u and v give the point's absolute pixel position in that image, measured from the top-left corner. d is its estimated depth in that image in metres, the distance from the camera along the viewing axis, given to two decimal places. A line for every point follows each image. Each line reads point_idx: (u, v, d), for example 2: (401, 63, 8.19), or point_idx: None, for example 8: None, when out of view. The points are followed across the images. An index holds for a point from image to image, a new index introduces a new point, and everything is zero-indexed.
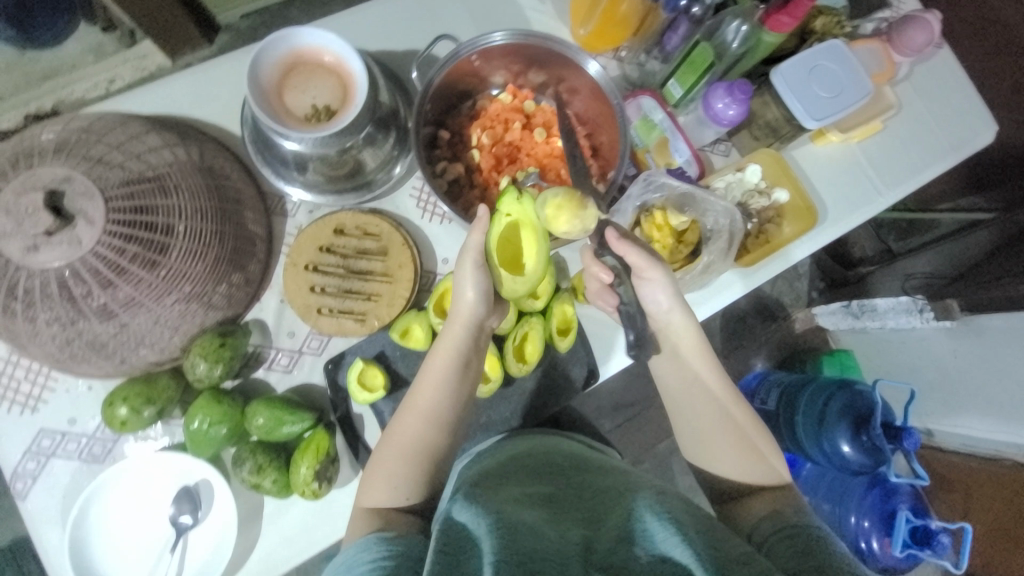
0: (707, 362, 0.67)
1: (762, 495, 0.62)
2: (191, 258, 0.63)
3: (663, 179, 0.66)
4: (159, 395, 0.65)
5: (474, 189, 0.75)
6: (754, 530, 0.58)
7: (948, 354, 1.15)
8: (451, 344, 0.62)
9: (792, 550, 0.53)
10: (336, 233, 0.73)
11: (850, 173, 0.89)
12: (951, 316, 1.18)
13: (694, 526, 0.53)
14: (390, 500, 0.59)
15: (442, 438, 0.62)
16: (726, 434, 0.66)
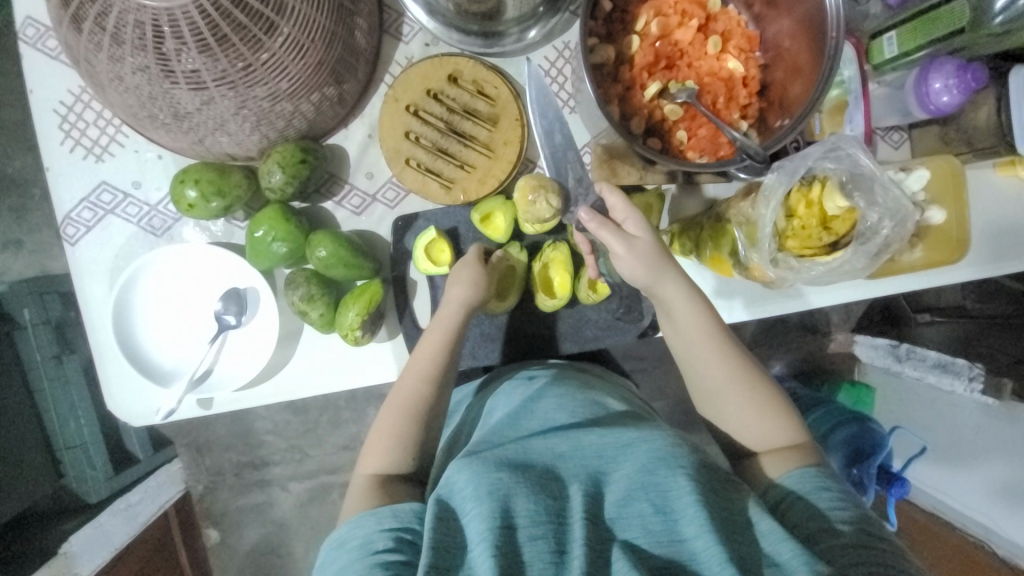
0: (708, 323, 0.60)
1: (773, 455, 0.58)
2: (295, 51, 0.55)
3: (849, 152, 0.57)
4: (229, 191, 0.61)
5: (618, 84, 0.63)
6: (766, 493, 0.55)
7: (972, 424, 1.05)
8: (444, 324, 0.62)
9: (805, 517, 0.49)
10: (449, 80, 0.64)
11: (1018, 219, 0.75)
12: (998, 396, 1.01)
13: (703, 482, 0.50)
14: (393, 467, 0.58)
15: (431, 390, 0.61)
16: (735, 391, 0.61)
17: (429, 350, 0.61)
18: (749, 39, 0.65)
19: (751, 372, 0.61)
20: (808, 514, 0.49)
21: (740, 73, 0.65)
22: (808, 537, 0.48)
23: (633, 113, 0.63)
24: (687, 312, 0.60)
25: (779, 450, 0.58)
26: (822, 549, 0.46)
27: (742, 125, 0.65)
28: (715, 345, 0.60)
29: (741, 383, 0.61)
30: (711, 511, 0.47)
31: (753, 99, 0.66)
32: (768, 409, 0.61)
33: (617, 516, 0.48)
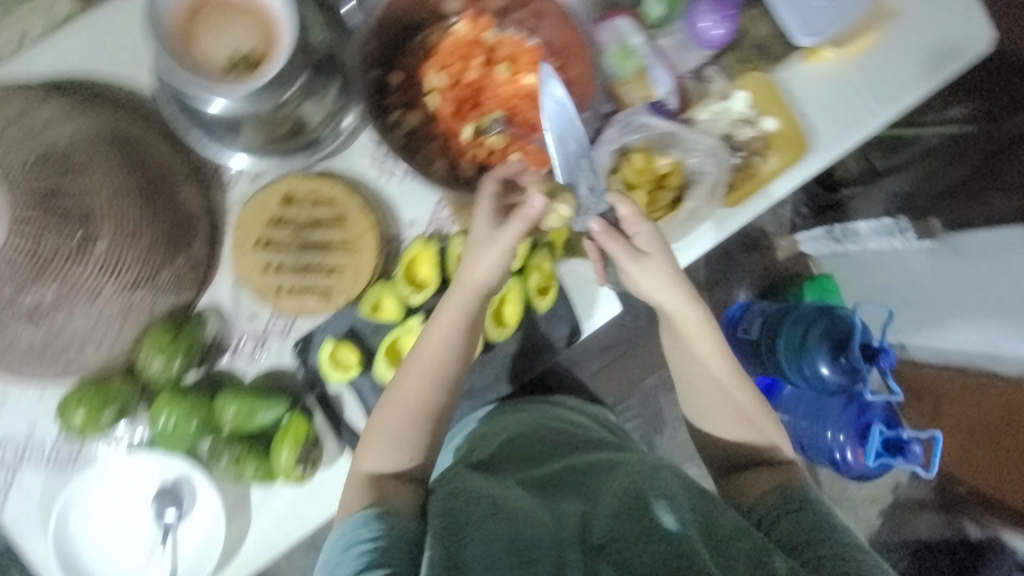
0: (707, 325, 0.69)
1: (764, 474, 0.68)
2: (119, 250, 0.56)
3: (641, 120, 0.70)
4: (115, 396, 0.61)
5: (435, 140, 0.66)
6: (752, 509, 0.64)
7: (926, 273, 1.16)
8: (458, 311, 0.62)
9: (800, 528, 0.58)
10: (284, 202, 0.66)
11: (840, 94, 0.82)
12: (933, 235, 1.13)
13: (685, 505, 0.57)
14: (387, 467, 0.61)
15: (442, 393, 0.63)
16: (725, 396, 0.71)
17: (444, 339, 0.62)
18: (535, 51, 0.69)
19: (744, 381, 0.71)
20: (798, 526, 0.58)
21: (540, 84, 0.68)
22: (796, 547, 0.56)
23: (459, 159, 0.67)
24: (691, 318, 0.68)
25: (760, 473, 0.68)
26: (805, 559, 0.55)
27: None
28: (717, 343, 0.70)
29: (736, 388, 0.72)
30: (699, 528, 0.54)
31: (566, 100, 0.69)
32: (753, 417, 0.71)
33: (608, 525, 0.54)
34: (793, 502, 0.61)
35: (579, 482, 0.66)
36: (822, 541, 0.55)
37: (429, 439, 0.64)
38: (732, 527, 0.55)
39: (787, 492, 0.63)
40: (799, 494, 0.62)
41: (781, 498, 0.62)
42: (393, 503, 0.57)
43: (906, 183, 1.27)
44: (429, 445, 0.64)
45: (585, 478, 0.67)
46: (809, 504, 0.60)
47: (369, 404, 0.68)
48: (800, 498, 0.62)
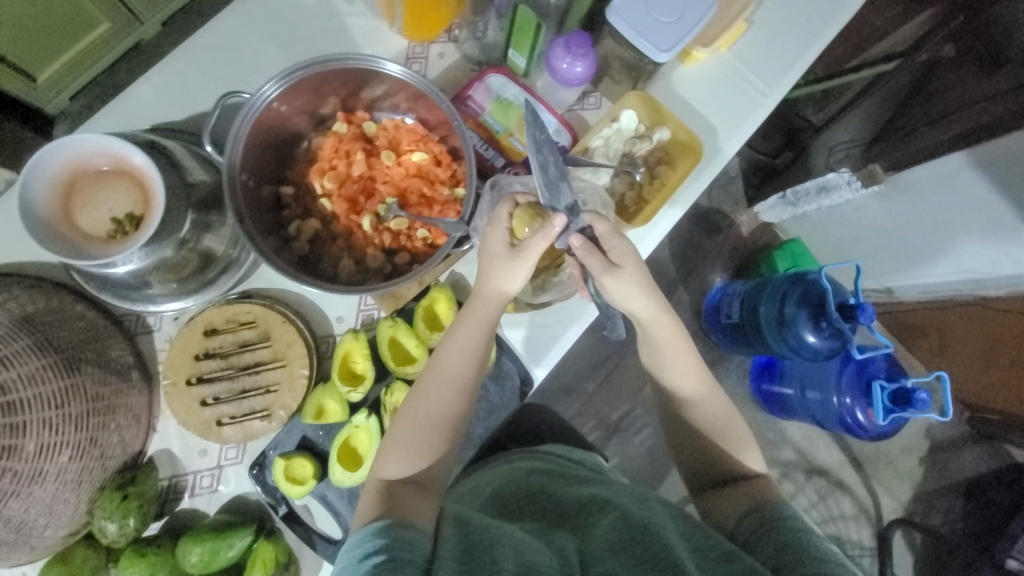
0: (684, 342, 0.70)
1: (744, 495, 0.68)
2: (53, 426, 0.56)
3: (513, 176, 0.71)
4: (80, 570, 0.61)
5: (337, 239, 0.69)
6: (735, 531, 0.64)
7: (886, 216, 1.20)
8: (482, 320, 0.64)
9: (773, 552, 0.57)
10: (207, 334, 0.67)
11: (728, 83, 0.85)
12: (876, 180, 1.19)
13: (681, 532, 0.57)
14: (405, 469, 0.61)
15: (463, 400, 0.63)
16: (702, 395, 0.73)
17: (470, 346, 0.63)
18: (415, 130, 0.71)
19: (712, 391, 0.74)
20: (774, 549, 0.57)
21: (426, 159, 0.70)
22: (779, 568, 0.55)
23: (366, 250, 0.69)
24: (669, 337, 0.68)
25: (737, 489, 0.69)
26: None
27: (456, 194, 0.70)
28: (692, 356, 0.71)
29: (712, 398, 0.74)
30: (691, 552, 0.54)
31: (453, 167, 0.71)
32: (724, 430, 0.73)
33: (608, 561, 0.52)
34: (767, 521, 0.61)
35: (568, 515, 0.63)
36: (802, 561, 0.54)
37: (446, 450, 0.63)
38: (725, 548, 0.56)
39: (761, 513, 0.63)
40: (773, 511, 0.62)
41: (756, 520, 0.62)
42: (404, 517, 0.54)
43: (863, 126, 1.34)
44: (446, 449, 0.63)
45: (575, 510, 0.63)
46: (784, 521, 0.60)
47: (335, 506, 0.68)
48: (776, 520, 0.61)
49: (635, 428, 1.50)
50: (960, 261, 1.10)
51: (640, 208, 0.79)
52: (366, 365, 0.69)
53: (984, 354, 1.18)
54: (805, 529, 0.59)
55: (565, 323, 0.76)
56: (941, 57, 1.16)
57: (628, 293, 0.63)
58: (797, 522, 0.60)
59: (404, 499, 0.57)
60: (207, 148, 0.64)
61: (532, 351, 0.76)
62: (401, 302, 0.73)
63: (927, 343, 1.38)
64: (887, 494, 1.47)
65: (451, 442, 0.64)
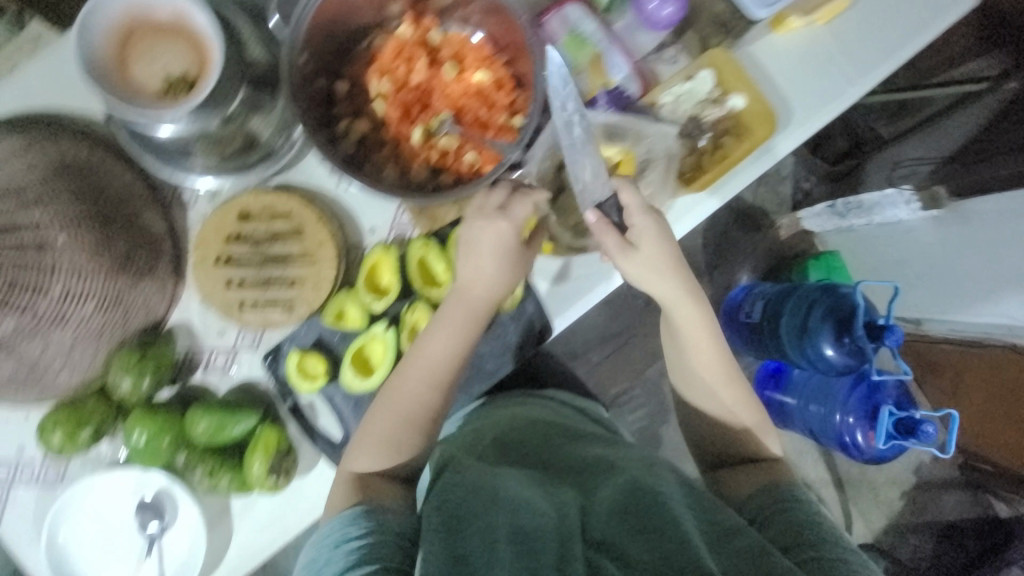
0: (706, 330, 0.68)
1: (751, 475, 0.68)
2: (83, 274, 0.57)
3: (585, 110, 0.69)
4: (89, 417, 0.62)
5: (383, 147, 0.66)
6: (744, 506, 0.64)
7: (936, 242, 1.16)
8: (463, 316, 0.63)
9: (786, 529, 0.58)
10: (241, 218, 0.66)
11: (815, 62, 0.79)
12: (938, 205, 1.17)
13: (688, 504, 0.56)
14: (376, 462, 0.61)
15: (439, 396, 0.63)
16: (718, 378, 0.71)
17: (447, 337, 0.62)
18: (481, 48, 0.68)
19: (734, 380, 0.72)
20: (787, 527, 0.58)
21: (488, 81, 0.67)
22: (787, 547, 0.55)
23: (412, 162, 0.66)
24: (687, 320, 0.67)
25: (745, 471, 0.69)
26: (803, 559, 0.54)
27: (514, 122, 0.67)
28: (714, 346, 0.69)
29: (722, 382, 0.71)
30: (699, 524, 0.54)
31: (515, 94, 0.68)
32: (744, 409, 0.72)
33: (607, 524, 0.53)
34: (779, 500, 0.62)
35: (575, 471, 0.64)
36: (810, 543, 0.55)
37: (422, 449, 0.64)
38: (734, 524, 0.55)
39: (773, 491, 0.63)
40: (784, 491, 0.63)
41: (769, 497, 0.63)
42: (380, 506, 0.56)
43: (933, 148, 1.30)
44: (428, 438, 0.64)
45: (582, 467, 0.64)
46: (794, 503, 0.61)
47: (340, 409, 0.69)
48: (789, 499, 0.62)
49: (630, 406, 1.51)
50: (1001, 309, 1.06)
51: (697, 176, 0.75)
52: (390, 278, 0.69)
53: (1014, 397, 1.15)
54: (817, 511, 0.60)
55: (594, 280, 0.75)
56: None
57: (648, 268, 0.63)
58: (807, 501, 0.61)
59: (380, 489, 0.59)
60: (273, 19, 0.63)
61: (555, 300, 0.75)
62: (437, 225, 0.71)
63: (941, 383, 1.34)
64: (862, 518, 1.47)
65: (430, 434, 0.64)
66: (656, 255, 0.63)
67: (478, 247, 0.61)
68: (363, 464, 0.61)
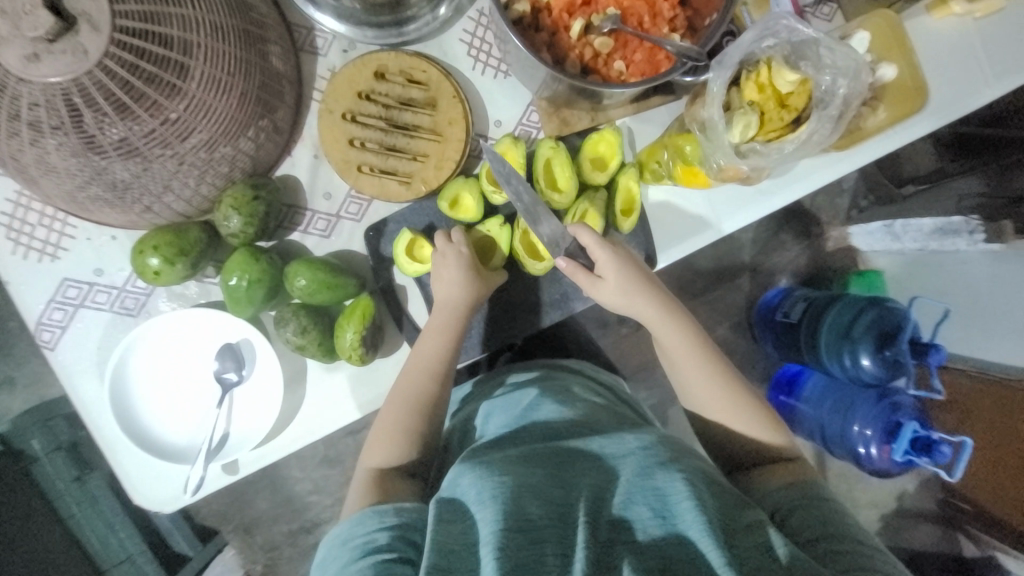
0: (681, 335, 0.65)
1: (776, 470, 0.60)
2: (216, 89, 0.54)
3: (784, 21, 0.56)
4: (191, 248, 0.59)
5: (541, 33, 0.63)
6: (762, 499, 0.58)
7: (986, 279, 1.13)
8: (435, 326, 0.63)
9: (812, 524, 0.52)
10: (377, 76, 0.63)
11: (959, 55, 0.77)
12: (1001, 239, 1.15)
13: (708, 490, 0.48)
14: (393, 455, 0.58)
15: (438, 387, 0.62)
16: (703, 382, 0.65)
17: (434, 335, 0.62)
18: None
19: (729, 388, 0.65)
20: (812, 523, 0.52)
21: None
22: (810, 541, 0.50)
23: (566, 55, 0.63)
24: (655, 320, 0.65)
25: (770, 465, 0.61)
26: (822, 553, 0.49)
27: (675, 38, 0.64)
28: (702, 361, 0.65)
29: (704, 383, 0.65)
30: (717, 519, 0.46)
31: (679, 10, 0.64)
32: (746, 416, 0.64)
33: (617, 518, 0.47)
34: (804, 496, 0.55)
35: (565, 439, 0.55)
36: (840, 545, 0.49)
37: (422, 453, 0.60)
38: (754, 518, 0.47)
39: (799, 486, 0.57)
40: (811, 487, 0.56)
41: (794, 491, 0.56)
42: (398, 503, 0.53)
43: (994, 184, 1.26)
44: (426, 436, 0.61)
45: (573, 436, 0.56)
46: (823, 500, 0.55)
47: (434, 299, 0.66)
48: (816, 494, 0.55)
49: (647, 383, 1.52)
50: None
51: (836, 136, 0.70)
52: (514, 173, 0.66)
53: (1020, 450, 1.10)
54: (841, 510, 0.53)
55: (706, 222, 0.72)
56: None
57: (618, 279, 0.63)
58: (831, 502, 0.54)
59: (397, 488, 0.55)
60: None
61: (664, 235, 0.71)
62: (566, 130, 0.68)
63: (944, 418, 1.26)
64: None
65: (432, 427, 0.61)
66: (627, 268, 0.63)
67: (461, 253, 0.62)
68: (377, 462, 0.58)
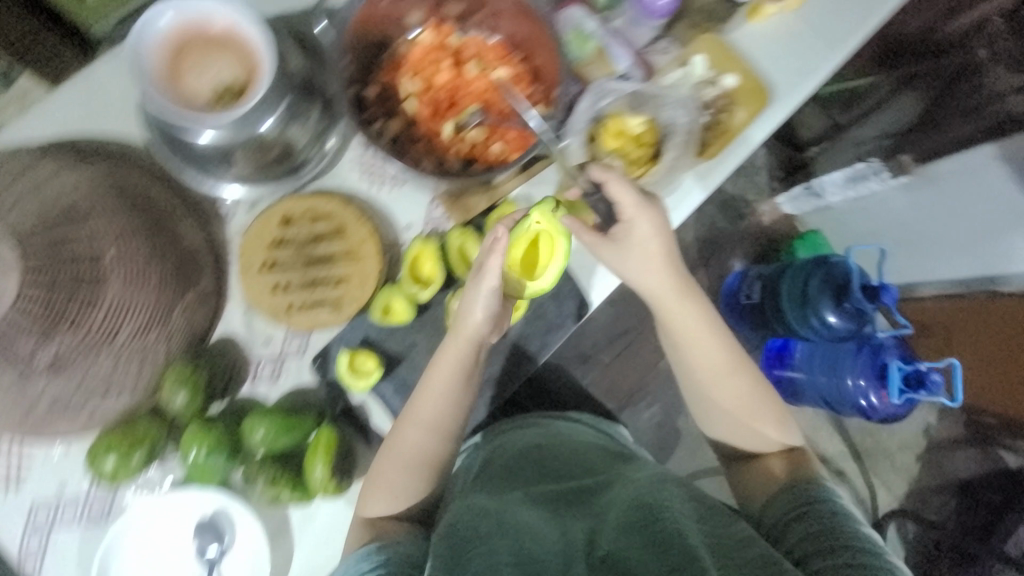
0: (699, 314, 0.74)
1: (766, 467, 0.76)
2: (133, 287, 0.59)
3: (612, 84, 0.73)
4: (143, 439, 0.61)
5: (418, 142, 0.69)
6: (764, 514, 0.70)
7: (912, 208, 1.28)
8: (453, 359, 0.64)
9: (810, 531, 0.62)
10: (284, 223, 0.68)
11: (791, 46, 0.86)
12: (906, 170, 1.28)
13: (698, 517, 0.60)
14: (387, 509, 0.65)
15: (445, 442, 0.67)
16: (718, 369, 0.76)
17: (446, 383, 0.65)
18: (500, 47, 0.72)
19: (740, 371, 0.77)
20: (808, 534, 0.62)
21: (509, 76, 0.72)
22: (806, 557, 0.60)
23: (446, 154, 0.70)
24: (675, 310, 0.73)
25: (768, 466, 0.76)
26: (816, 560, 0.58)
27: (536, 111, 0.71)
28: (715, 344, 0.75)
29: (729, 377, 0.77)
30: (703, 533, 0.57)
31: (534, 87, 0.72)
32: (754, 407, 0.78)
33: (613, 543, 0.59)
34: (801, 505, 0.66)
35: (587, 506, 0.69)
36: (836, 547, 0.59)
37: (421, 493, 0.67)
38: (744, 534, 0.58)
39: (795, 494, 0.68)
40: (809, 494, 0.67)
41: (790, 500, 0.68)
42: (387, 540, 0.61)
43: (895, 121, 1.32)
44: (421, 483, 0.67)
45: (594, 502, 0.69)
46: (817, 506, 0.65)
47: (393, 406, 0.68)
48: (812, 502, 0.66)
49: (645, 403, 1.54)
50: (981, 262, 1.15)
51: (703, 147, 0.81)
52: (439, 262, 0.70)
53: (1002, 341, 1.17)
54: (835, 515, 0.63)
55: None
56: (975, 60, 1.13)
57: (640, 254, 0.69)
58: (827, 505, 0.65)
59: (388, 530, 0.63)
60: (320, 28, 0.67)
61: (589, 277, 0.77)
62: (470, 214, 0.73)
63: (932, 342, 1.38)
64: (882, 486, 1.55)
65: (429, 477, 0.67)
66: (651, 246, 0.69)
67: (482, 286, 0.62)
68: (370, 514, 0.64)
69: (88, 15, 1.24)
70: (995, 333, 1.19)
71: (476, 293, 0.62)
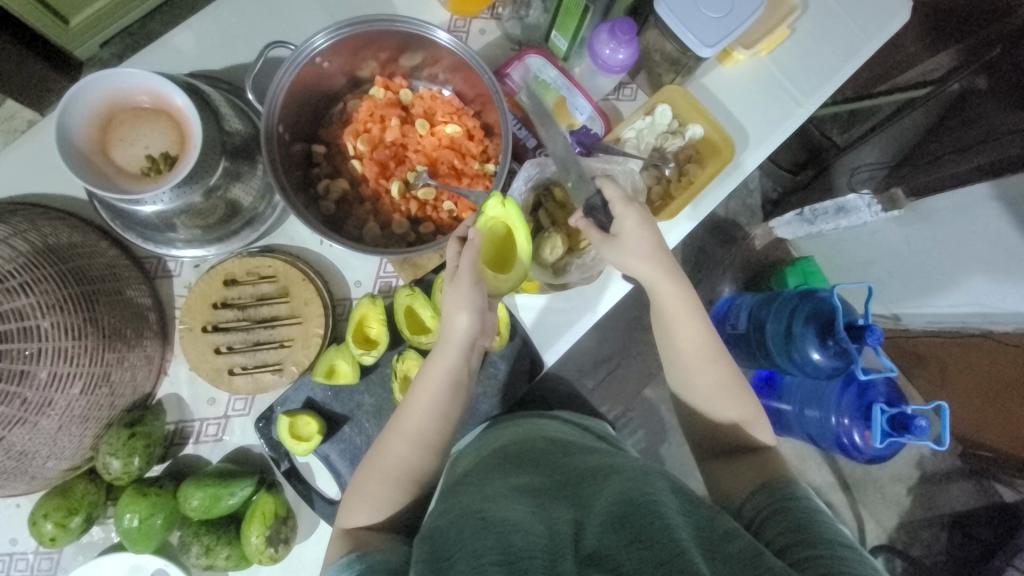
0: (692, 310, 0.65)
1: (748, 473, 0.63)
2: (67, 356, 0.55)
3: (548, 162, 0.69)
4: (81, 503, 0.62)
5: (364, 203, 0.70)
6: (742, 509, 0.59)
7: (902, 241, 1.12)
8: (441, 372, 0.60)
9: (785, 529, 0.52)
10: (226, 284, 0.68)
11: (764, 89, 0.83)
12: (897, 205, 1.12)
13: (683, 508, 0.50)
14: (368, 517, 0.59)
15: (429, 456, 0.61)
16: (707, 358, 0.66)
17: (427, 393, 0.60)
18: (450, 102, 0.72)
19: (721, 359, 0.67)
20: (783, 529, 0.52)
21: (460, 132, 0.70)
22: (783, 548, 0.50)
23: (392, 215, 0.70)
24: (672, 303, 0.64)
25: (743, 466, 0.64)
26: (795, 558, 0.48)
27: (487, 168, 0.70)
28: (697, 323, 0.66)
29: (706, 371, 0.66)
30: (691, 532, 0.48)
31: (485, 143, 0.71)
32: (732, 395, 0.67)
33: (604, 538, 0.46)
34: (776, 501, 0.56)
35: (569, 482, 0.57)
36: (813, 541, 0.49)
37: (411, 500, 0.61)
38: (728, 529, 0.49)
39: (773, 491, 0.58)
40: (784, 490, 0.57)
41: (767, 497, 0.57)
42: (365, 551, 0.53)
43: (891, 149, 1.27)
44: (422, 482, 0.62)
45: (576, 479, 0.57)
46: (797, 500, 0.55)
47: (336, 467, 0.68)
48: (789, 497, 0.56)
49: (629, 428, 1.39)
50: (970, 294, 1.04)
51: (663, 203, 0.78)
52: (382, 329, 0.68)
53: (1004, 381, 1.04)
54: (819, 515, 0.53)
55: (579, 309, 0.77)
56: (973, 88, 1.11)
57: (633, 248, 0.62)
58: (812, 502, 0.55)
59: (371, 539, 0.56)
60: (251, 97, 0.65)
61: (546, 337, 0.77)
62: (420, 272, 0.72)
63: (928, 374, 1.28)
64: (872, 519, 1.37)
65: (421, 484, 0.62)
66: (643, 236, 0.62)
67: (464, 271, 0.59)
68: (352, 526, 0.58)
69: (69, 42, 1.15)
70: (987, 377, 1.08)
71: (459, 301, 0.59)
